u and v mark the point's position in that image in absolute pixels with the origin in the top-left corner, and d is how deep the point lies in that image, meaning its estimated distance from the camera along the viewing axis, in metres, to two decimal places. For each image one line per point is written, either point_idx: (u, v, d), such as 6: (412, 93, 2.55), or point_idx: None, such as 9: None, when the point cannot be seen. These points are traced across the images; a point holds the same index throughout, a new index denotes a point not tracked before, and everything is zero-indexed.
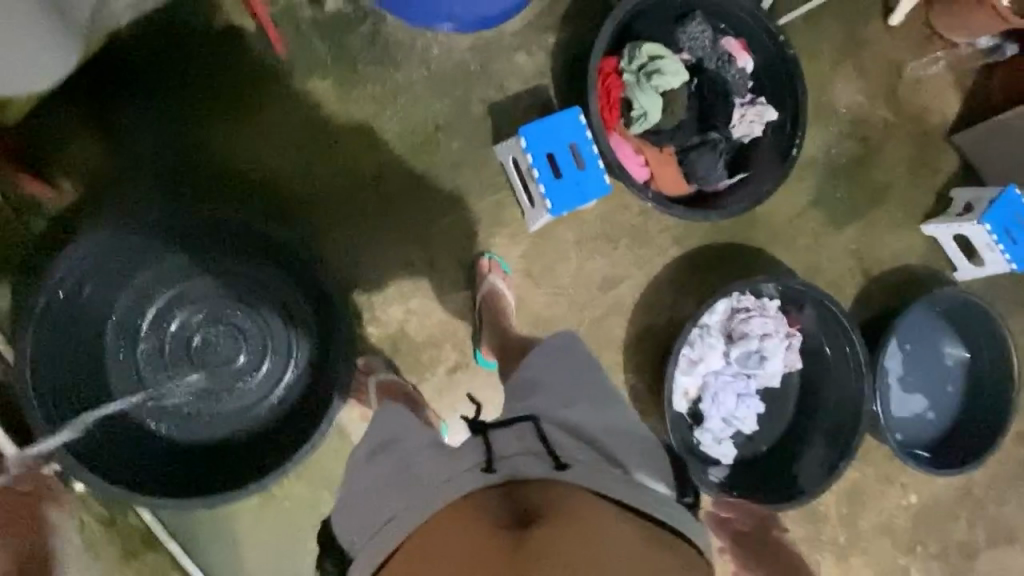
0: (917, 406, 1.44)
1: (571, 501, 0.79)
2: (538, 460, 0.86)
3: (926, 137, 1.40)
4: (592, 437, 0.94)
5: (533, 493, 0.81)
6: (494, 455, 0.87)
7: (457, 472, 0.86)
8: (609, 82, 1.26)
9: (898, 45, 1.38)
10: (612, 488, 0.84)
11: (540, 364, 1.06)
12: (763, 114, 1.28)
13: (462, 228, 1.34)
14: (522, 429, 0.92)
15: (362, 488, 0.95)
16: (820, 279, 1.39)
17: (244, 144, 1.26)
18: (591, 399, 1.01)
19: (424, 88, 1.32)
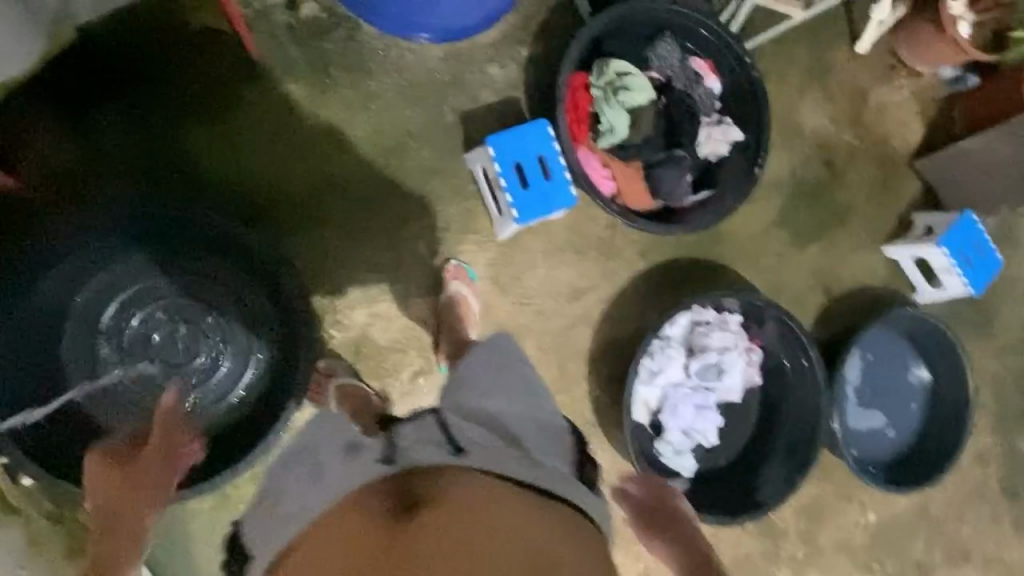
0: (876, 424, 1.52)
1: (453, 479, 0.82)
2: (438, 447, 0.89)
3: (886, 162, 1.55)
4: (501, 422, 0.96)
5: (422, 479, 0.83)
6: (396, 450, 0.90)
7: (356, 469, 0.89)
8: (578, 96, 1.33)
9: (862, 73, 1.53)
10: (505, 463, 0.86)
11: (471, 365, 1.09)
12: (728, 134, 1.38)
13: (428, 233, 1.34)
14: (427, 423, 0.95)
15: (278, 494, 0.91)
16: (782, 295, 1.51)
17: (215, 144, 1.25)
18: (513, 389, 1.03)
19: (395, 95, 1.32)
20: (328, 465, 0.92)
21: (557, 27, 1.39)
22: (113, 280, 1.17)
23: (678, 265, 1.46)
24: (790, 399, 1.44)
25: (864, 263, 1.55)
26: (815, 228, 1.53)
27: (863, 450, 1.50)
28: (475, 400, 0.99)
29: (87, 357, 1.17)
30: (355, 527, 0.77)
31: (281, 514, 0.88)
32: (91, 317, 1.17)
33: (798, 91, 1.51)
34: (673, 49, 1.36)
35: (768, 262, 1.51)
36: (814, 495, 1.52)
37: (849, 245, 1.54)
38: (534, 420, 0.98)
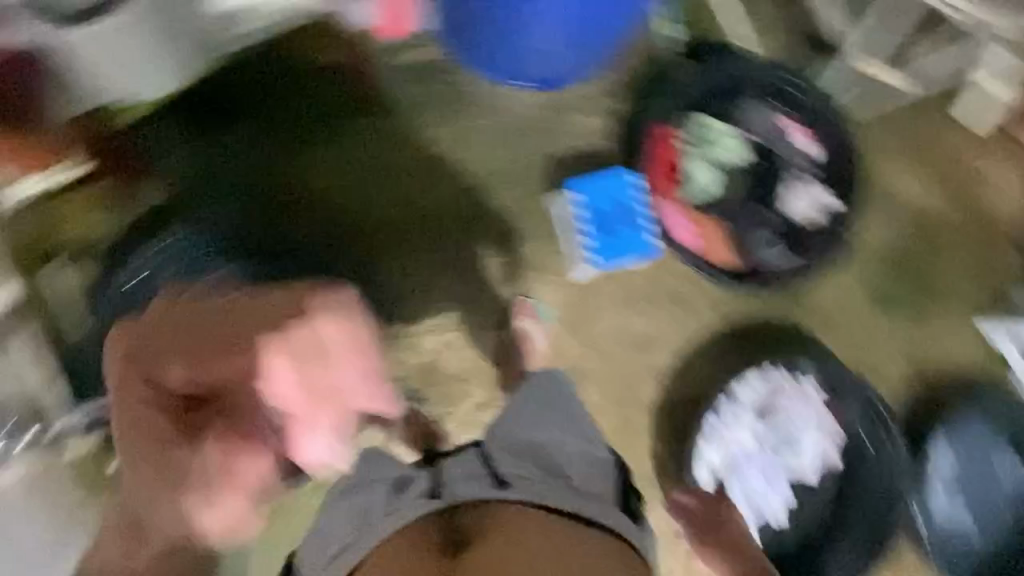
0: (961, 520, 1.38)
1: (504, 522, 0.88)
2: (482, 483, 0.94)
3: (994, 240, 1.45)
4: (548, 457, 1.00)
5: (472, 518, 0.89)
6: (442, 486, 0.94)
7: (403, 504, 0.92)
8: (665, 151, 1.38)
9: (974, 144, 1.45)
10: (553, 496, 0.92)
11: (516, 404, 1.06)
12: (817, 197, 1.37)
13: (503, 270, 1.37)
14: (471, 459, 0.98)
15: (331, 527, 0.93)
16: (866, 369, 1.43)
17: (318, 174, 1.34)
18: (564, 423, 1.04)
19: (486, 136, 1.38)
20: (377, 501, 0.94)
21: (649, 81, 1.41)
22: None
23: (754, 325, 1.41)
24: (866, 482, 1.35)
25: (962, 345, 1.43)
26: (908, 301, 1.44)
27: (945, 548, 1.37)
28: (520, 434, 1.02)
29: None
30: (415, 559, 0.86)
31: (335, 544, 0.91)
32: None
33: (896, 158, 1.44)
34: (764, 109, 1.38)
35: (854, 332, 1.42)
36: None
37: (946, 324, 1.43)
38: (580, 457, 1.01)
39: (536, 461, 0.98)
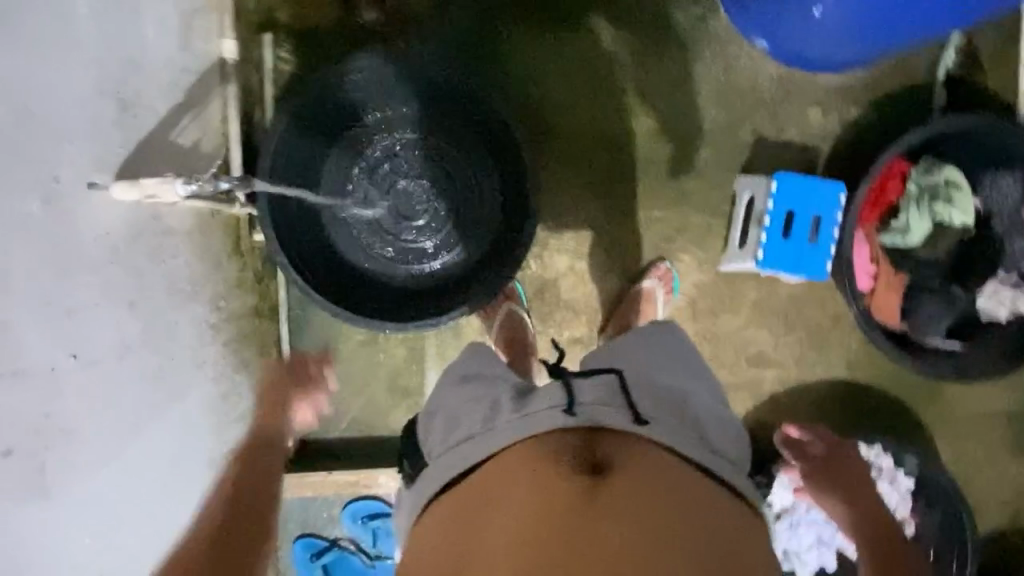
0: None
1: (641, 455, 0.69)
2: (621, 412, 0.73)
3: None
4: (684, 407, 0.78)
5: (613, 450, 0.69)
6: (578, 402, 0.74)
7: (536, 408, 0.74)
8: (891, 181, 1.22)
9: None
10: (685, 446, 0.73)
11: (634, 346, 0.86)
12: (1020, 303, 1.21)
13: (663, 227, 1.31)
14: (604, 386, 0.76)
15: (451, 410, 0.83)
16: (966, 490, 1.34)
17: (533, 54, 1.28)
18: (667, 362, 0.85)
19: (709, 90, 1.29)
20: (504, 400, 0.79)
21: (900, 103, 1.29)
22: (394, 118, 1.25)
23: (878, 395, 1.33)
24: None
25: None
26: None
27: None
28: (651, 376, 0.81)
29: (341, 168, 1.24)
30: (557, 477, 0.66)
31: (462, 432, 0.78)
32: (361, 142, 1.26)
33: None
34: (1012, 188, 1.22)
35: (972, 448, 1.33)
36: None
37: None
38: (702, 402, 0.80)
39: (664, 402, 0.77)
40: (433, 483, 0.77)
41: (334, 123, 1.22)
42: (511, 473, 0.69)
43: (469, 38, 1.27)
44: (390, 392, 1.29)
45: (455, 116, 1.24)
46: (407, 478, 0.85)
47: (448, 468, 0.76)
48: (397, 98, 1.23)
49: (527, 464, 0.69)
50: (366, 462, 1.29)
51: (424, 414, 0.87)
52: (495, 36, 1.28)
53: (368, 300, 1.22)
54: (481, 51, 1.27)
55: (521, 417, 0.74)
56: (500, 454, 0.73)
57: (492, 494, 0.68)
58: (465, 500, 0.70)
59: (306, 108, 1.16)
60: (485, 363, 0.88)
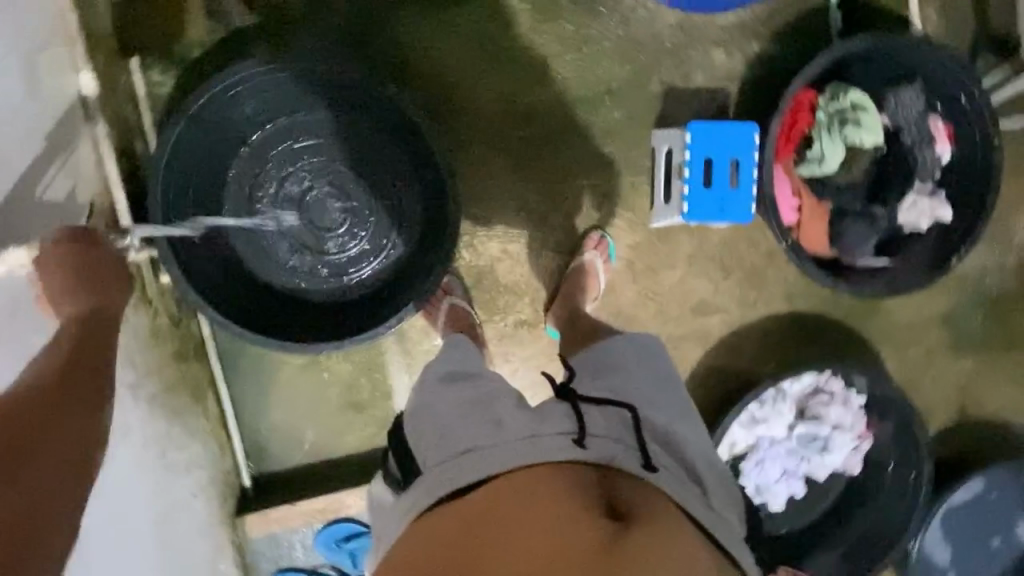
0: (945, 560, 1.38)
1: (657, 502, 0.62)
2: (631, 453, 0.67)
3: None
4: (679, 447, 0.73)
5: (634, 497, 0.62)
6: (588, 434, 0.67)
7: (545, 430, 0.67)
8: (798, 113, 1.23)
9: None
10: (692, 503, 0.66)
11: (621, 359, 0.83)
12: (937, 210, 1.25)
13: (589, 194, 1.29)
14: (617, 423, 0.70)
15: (443, 410, 0.76)
16: (914, 396, 1.40)
17: (430, 35, 1.22)
18: (660, 383, 0.81)
19: (612, 47, 1.26)
20: (508, 413, 0.71)
21: (799, 33, 1.29)
22: (294, 125, 1.18)
23: (819, 321, 1.36)
24: (875, 499, 1.35)
25: (1008, 395, 1.42)
26: (977, 340, 1.39)
27: None
28: (642, 402, 0.77)
29: (245, 189, 1.18)
30: (575, 514, 0.58)
31: (462, 442, 0.69)
32: (262, 156, 1.18)
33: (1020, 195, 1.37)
34: (916, 100, 1.23)
35: (914, 356, 1.39)
36: None
37: (1003, 371, 1.41)
38: (699, 445, 0.76)
39: (664, 445, 0.72)
40: (424, 496, 0.68)
41: (227, 141, 1.14)
42: (520, 494, 0.62)
43: (356, 29, 1.20)
44: (341, 409, 1.25)
45: (355, 114, 1.18)
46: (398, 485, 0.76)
47: (445, 481, 0.67)
48: (291, 105, 1.16)
49: (539, 496, 0.60)
50: (328, 485, 1.25)
51: (410, 412, 0.79)
52: (383, 23, 1.21)
53: (299, 324, 1.16)
54: (371, 40, 1.21)
55: (527, 439, 0.66)
56: (509, 481, 0.64)
57: (493, 521, 0.59)
58: (454, 526, 0.61)
59: (193, 133, 1.08)
60: (439, 368, 0.85)
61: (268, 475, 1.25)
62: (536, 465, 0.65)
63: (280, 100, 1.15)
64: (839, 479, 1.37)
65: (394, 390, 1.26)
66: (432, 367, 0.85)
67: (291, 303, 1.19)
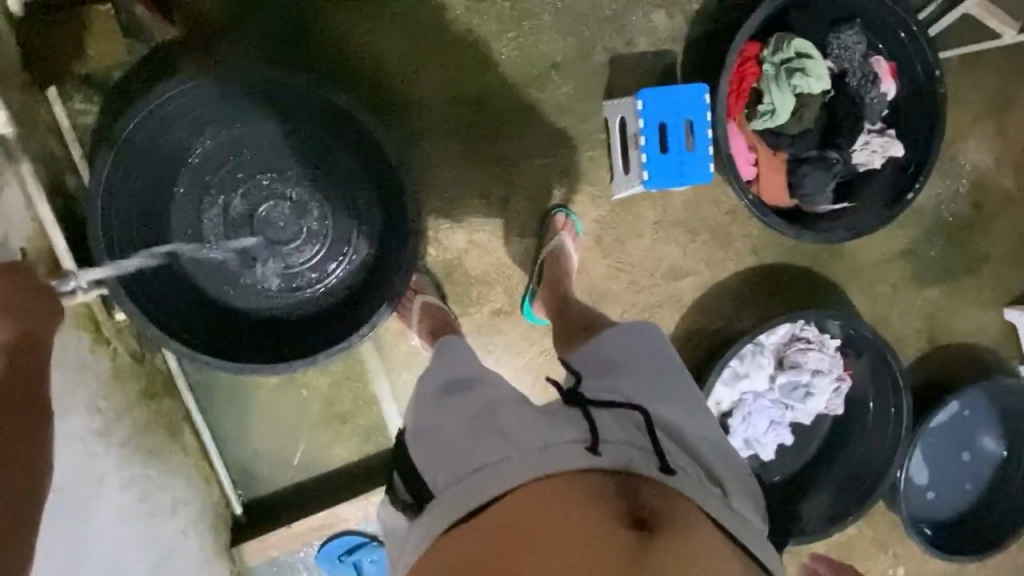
0: (926, 481, 1.45)
1: (680, 508, 0.62)
2: (648, 457, 0.66)
3: None
4: (688, 443, 0.73)
5: (658, 503, 0.61)
6: (603, 439, 0.66)
7: (556, 440, 0.66)
8: (745, 68, 1.23)
9: None
10: (710, 503, 0.65)
11: (621, 352, 0.82)
12: (888, 147, 1.26)
13: (549, 173, 1.27)
14: (631, 424, 0.70)
15: (443, 424, 0.74)
16: (886, 331, 1.43)
17: (363, 29, 1.18)
18: (662, 373, 0.80)
19: (552, 20, 1.23)
20: (512, 422, 0.70)
21: None
22: (234, 139, 1.13)
23: (788, 271, 1.38)
24: (860, 435, 1.38)
25: (973, 317, 1.46)
26: (939, 268, 1.43)
27: (911, 513, 1.41)
28: (647, 398, 0.75)
29: (195, 213, 1.14)
30: (599, 524, 0.57)
31: (472, 460, 0.68)
32: (206, 175, 1.14)
33: (965, 122, 1.40)
34: (857, 40, 1.24)
35: (882, 292, 1.42)
36: (852, 535, 1.47)
37: (966, 295, 1.45)
38: (708, 436, 0.75)
39: (675, 442, 0.71)
40: (439, 521, 0.66)
41: (166, 166, 1.09)
42: (538, 500, 0.62)
43: (284, 32, 1.15)
44: (325, 423, 1.22)
45: (297, 120, 1.14)
46: (404, 505, 0.75)
47: (459, 503, 0.65)
48: (227, 119, 1.11)
49: (562, 507, 0.59)
50: (323, 501, 1.22)
51: (410, 432, 0.77)
52: (313, 22, 1.16)
53: (271, 344, 1.12)
54: (302, 41, 1.16)
55: (541, 451, 0.65)
56: (530, 492, 0.63)
57: (509, 529, 0.59)
58: (476, 543, 0.60)
59: (127, 161, 1.02)
60: (434, 374, 0.83)
61: (256, 499, 1.22)
62: (558, 476, 0.64)
63: (215, 115, 1.10)
64: (824, 421, 1.41)
65: (376, 396, 1.23)
66: (426, 377, 0.83)
67: (261, 323, 1.15)
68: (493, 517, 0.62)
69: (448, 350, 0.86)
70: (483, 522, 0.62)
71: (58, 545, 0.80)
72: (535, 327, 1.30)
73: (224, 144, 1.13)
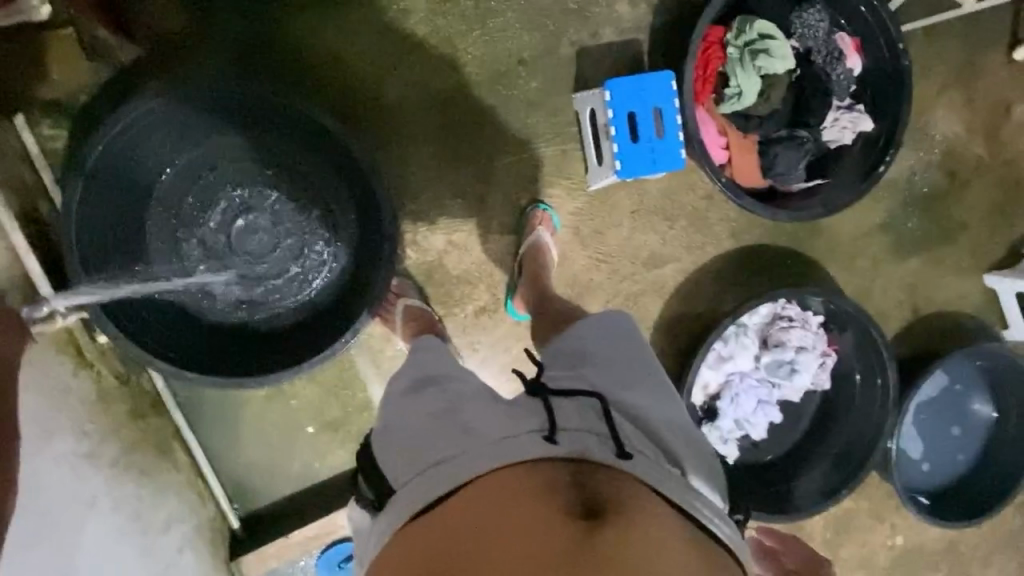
0: (918, 451, 1.46)
1: (633, 492, 0.62)
2: (604, 443, 0.67)
3: (1009, 185, 1.48)
4: (654, 428, 0.74)
5: (609, 490, 0.62)
6: (559, 428, 0.67)
7: (516, 431, 0.67)
8: (711, 52, 1.24)
9: (1003, 83, 1.44)
10: (668, 485, 0.65)
11: (591, 344, 0.84)
12: (858, 122, 1.28)
13: (523, 169, 1.28)
14: (590, 413, 0.70)
15: (408, 424, 0.75)
16: (868, 305, 1.44)
17: (322, 38, 1.18)
18: (632, 362, 0.81)
19: (516, 17, 1.24)
20: (475, 418, 0.71)
21: None
22: (202, 159, 1.14)
23: (767, 252, 1.39)
24: (849, 409, 1.40)
25: (954, 285, 1.48)
26: (917, 239, 1.44)
27: (904, 484, 1.43)
28: (615, 388, 0.76)
29: (171, 231, 1.14)
30: (545, 517, 0.58)
31: (432, 454, 0.69)
32: (177, 198, 1.14)
33: (933, 93, 1.41)
34: (819, 17, 1.26)
35: (862, 267, 1.43)
36: (849, 509, 1.48)
37: (946, 264, 1.46)
38: (672, 419, 0.76)
39: (635, 426, 0.72)
40: (398, 516, 0.67)
41: (138, 187, 1.09)
42: (493, 496, 0.62)
43: (246, 46, 1.16)
44: (318, 432, 1.23)
45: (266, 132, 1.14)
46: (370, 506, 0.74)
47: (416, 497, 0.67)
48: (196, 136, 1.11)
49: (510, 501, 0.61)
50: (320, 510, 1.23)
51: (377, 429, 0.78)
52: (275, 35, 1.16)
53: (255, 356, 1.13)
54: (265, 53, 1.16)
55: (499, 442, 0.66)
56: (479, 486, 0.64)
57: (463, 530, 0.60)
58: (428, 539, 0.61)
59: (98, 184, 1.02)
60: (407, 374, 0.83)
61: (255, 512, 1.22)
62: (507, 468, 0.65)
63: (184, 133, 1.10)
64: (812, 398, 1.42)
65: (367, 403, 1.24)
66: (397, 381, 0.83)
67: (243, 337, 1.15)
68: (450, 514, 0.63)
69: (423, 349, 0.87)
70: (441, 520, 0.62)
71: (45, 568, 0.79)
72: (520, 324, 1.31)
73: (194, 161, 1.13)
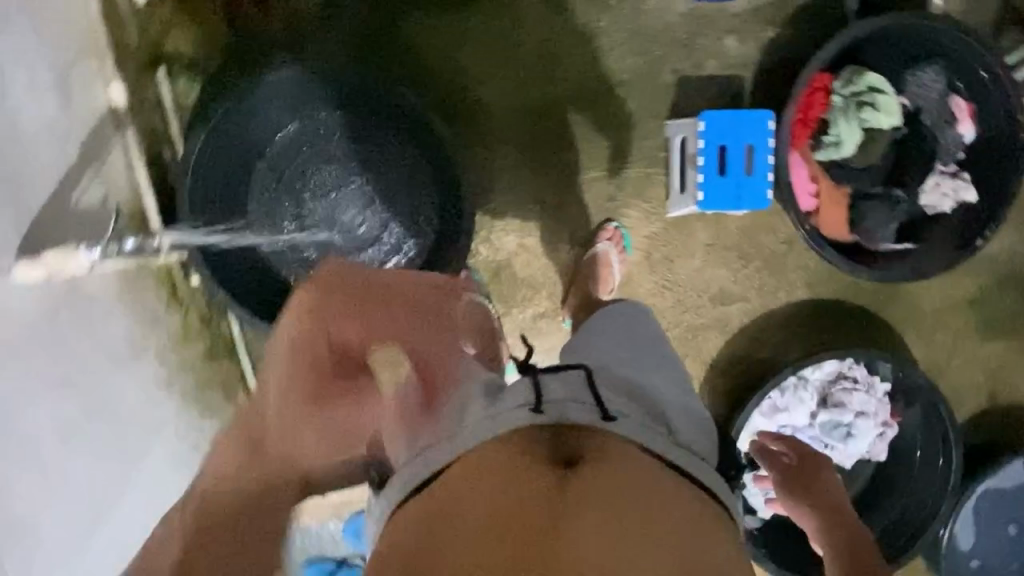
0: (973, 549, 1.35)
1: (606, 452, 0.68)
2: (587, 408, 0.72)
3: None
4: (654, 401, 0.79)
5: (580, 446, 0.68)
6: (545, 400, 0.72)
7: (502, 408, 0.72)
8: (815, 97, 1.22)
9: None
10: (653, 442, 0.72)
11: (601, 330, 0.92)
12: (961, 191, 1.23)
13: (604, 186, 1.30)
14: (575, 381, 0.74)
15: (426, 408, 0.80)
16: (942, 381, 1.37)
17: (433, 35, 1.24)
18: (637, 345, 0.89)
19: (623, 39, 1.27)
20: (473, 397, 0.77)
21: (813, 17, 1.27)
22: (308, 131, 1.21)
23: (840, 307, 1.35)
24: (902, 486, 1.33)
25: None
26: (1006, 323, 1.36)
27: None
28: (620, 369, 0.83)
29: (267, 192, 1.21)
30: (521, 479, 0.65)
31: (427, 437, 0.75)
32: (282, 161, 1.21)
33: None
34: (936, 78, 1.23)
35: (942, 341, 1.36)
36: None
37: None
38: (672, 392, 0.82)
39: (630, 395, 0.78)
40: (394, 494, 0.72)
41: (249, 148, 1.18)
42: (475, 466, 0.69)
43: (366, 35, 1.23)
44: None
45: (370, 116, 1.21)
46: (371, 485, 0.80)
47: (414, 474, 0.72)
48: (307, 108, 1.19)
49: (493, 465, 0.68)
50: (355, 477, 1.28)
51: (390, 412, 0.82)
52: (393, 27, 1.24)
53: None
54: (382, 43, 1.24)
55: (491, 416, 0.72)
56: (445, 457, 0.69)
57: (459, 496, 0.66)
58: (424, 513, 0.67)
59: (217, 141, 1.11)
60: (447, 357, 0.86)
61: None
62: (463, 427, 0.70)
63: (297, 105, 1.18)
64: (865, 466, 1.36)
65: None
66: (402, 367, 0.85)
67: None
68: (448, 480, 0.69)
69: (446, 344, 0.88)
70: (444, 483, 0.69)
71: (98, 475, 0.86)
72: None
73: (302, 131, 1.21)
